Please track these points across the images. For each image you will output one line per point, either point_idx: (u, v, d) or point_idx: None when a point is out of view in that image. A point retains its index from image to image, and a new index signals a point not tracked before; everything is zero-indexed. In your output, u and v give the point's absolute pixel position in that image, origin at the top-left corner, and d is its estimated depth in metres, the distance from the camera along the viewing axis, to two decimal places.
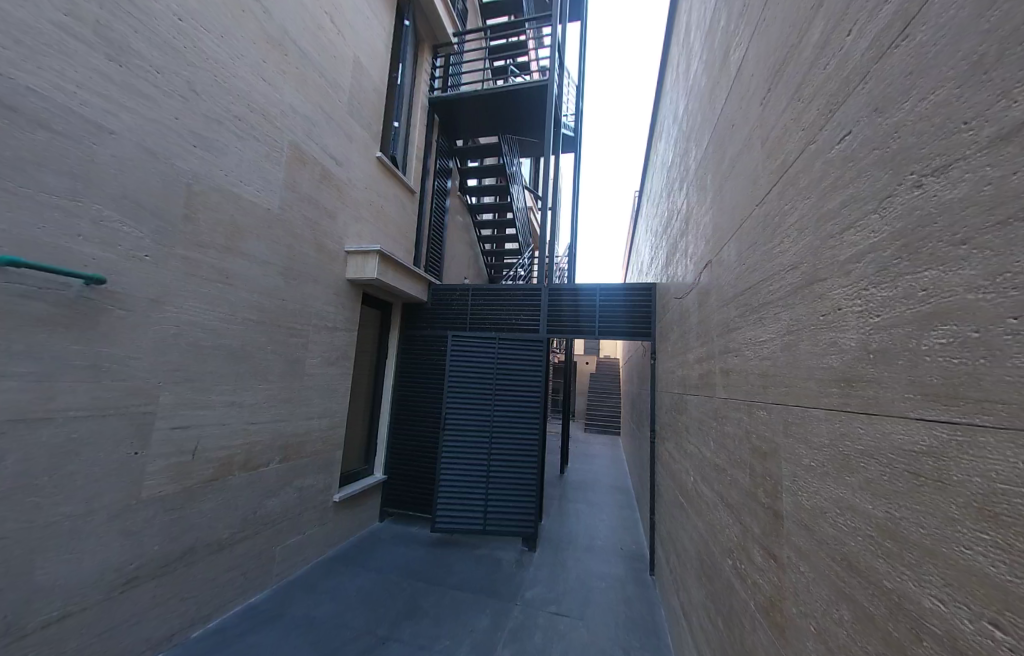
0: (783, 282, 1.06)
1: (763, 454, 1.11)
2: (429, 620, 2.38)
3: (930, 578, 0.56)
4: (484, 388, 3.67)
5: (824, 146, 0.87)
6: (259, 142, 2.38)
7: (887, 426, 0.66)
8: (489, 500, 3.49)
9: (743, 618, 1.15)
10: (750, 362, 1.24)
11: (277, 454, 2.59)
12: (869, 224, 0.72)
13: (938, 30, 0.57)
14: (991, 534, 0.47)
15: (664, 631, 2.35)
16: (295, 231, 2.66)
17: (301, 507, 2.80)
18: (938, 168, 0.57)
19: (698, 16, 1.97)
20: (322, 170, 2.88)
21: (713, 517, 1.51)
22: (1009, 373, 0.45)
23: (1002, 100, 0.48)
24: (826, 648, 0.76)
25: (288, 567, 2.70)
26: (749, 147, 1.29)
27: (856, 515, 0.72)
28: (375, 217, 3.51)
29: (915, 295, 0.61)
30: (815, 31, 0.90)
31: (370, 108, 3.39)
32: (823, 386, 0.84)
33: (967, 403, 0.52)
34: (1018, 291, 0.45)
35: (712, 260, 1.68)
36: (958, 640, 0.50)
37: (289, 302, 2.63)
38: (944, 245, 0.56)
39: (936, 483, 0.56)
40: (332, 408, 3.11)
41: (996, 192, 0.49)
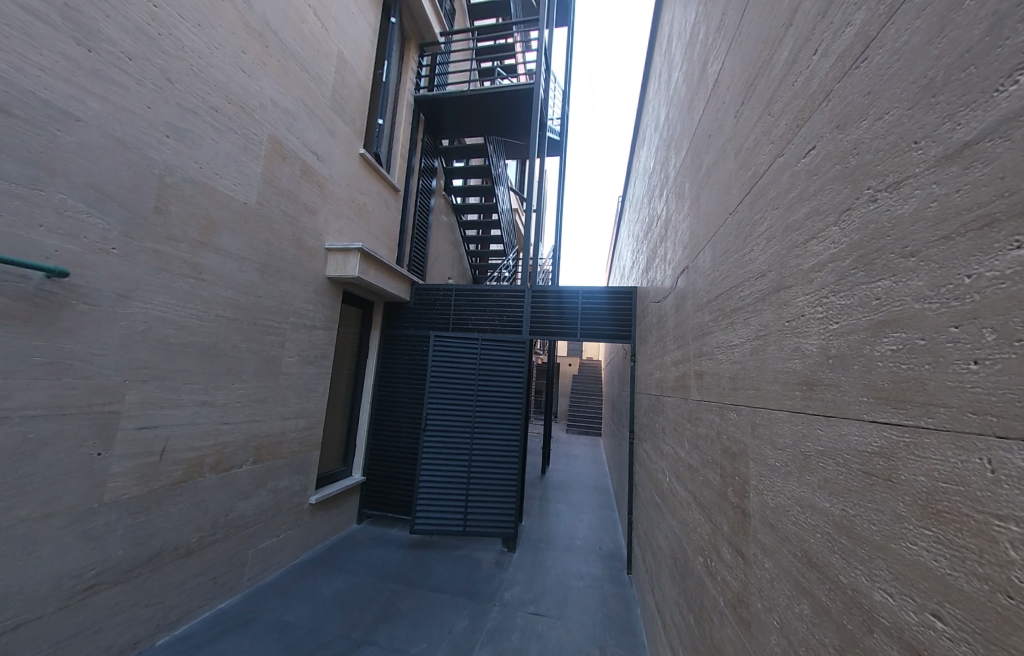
0: (752, 289, 1.09)
1: (732, 454, 1.15)
2: (406, 623, 2.35)
3: (880, 573, 0.59)
4: (466, 389, 3.65)
5: (792, 158, 0.90)
6: (237, 134, 2.31)
7: (842, 428, 0.69)
8: (470, 501, 3.47)
9: (712, 613, 1.18)
10: (722, 365, 1.28)
11: (251, 455, 2.52)
12: (830, 235, 0.76)
13: (893, 53, 0.61)
14: (935, 531, 0.51)
15: (639, 628, 2.39)
16: (274, 226, 2.60)
17: (275, 510, 2.73)
18: (891, 184, 0.61)
19: (680, 27, 2.02)
20: (303, 166, 2.82)
21: (686, 517, 1.55)
22: (953, 377, 0.49)
23: (947, 122, 0.52)
24: (787, 640, 0.79)
25: (261, 571, 2.62)
26: (723, 158, 1.33)
27: (815, 512, 0.75)
28: (357, 215, 3.46)
29: (868, 304, 0.65)
30: (785, 49, 0.94)
31: (354, 104, 3.34)
32: (786, 389, 0.88)
33: (912, 406, 0.55)
34: (960, 301, 0.48)
35: (688, 267, 1.72)
36: (903, 632, 0.54)
37: (265, 299, 2.56)
38: (896, 256, 0.60)
39: (884, 482, 0.60)
40: (310, 408, 3.04)
41: (940, 209, 0.52)
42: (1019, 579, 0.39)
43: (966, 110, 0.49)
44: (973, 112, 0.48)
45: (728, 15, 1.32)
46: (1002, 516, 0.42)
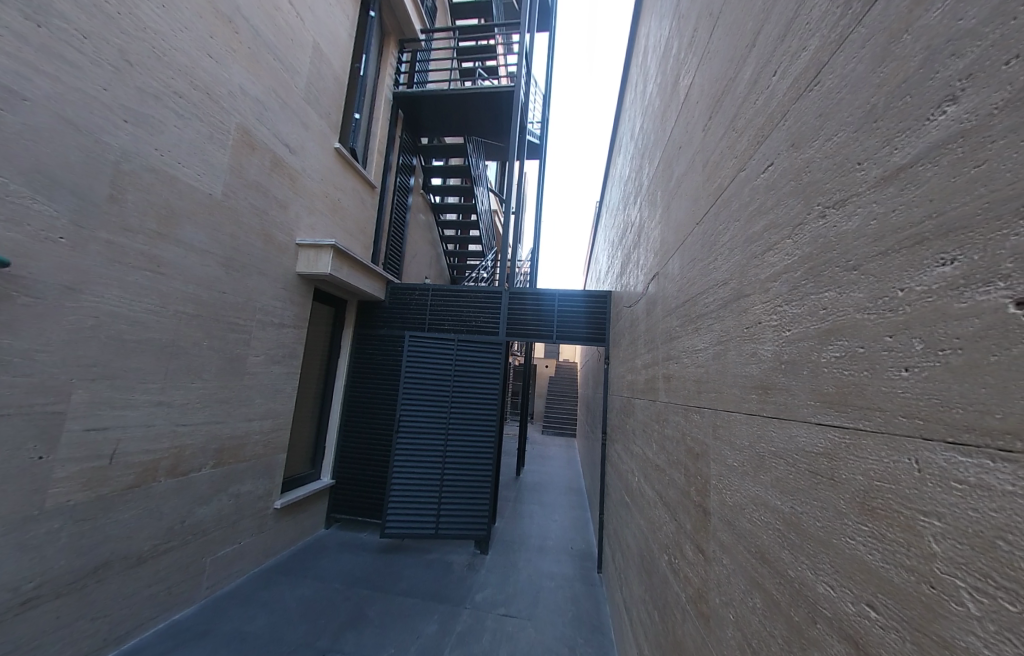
0: (715, 296, 1.14)
1: (695, 455, 1.19)
2: (374, 629, 2.30)
3: (823, 567, 0.63)
4: (441, 390, 3.62)
5: (752, 173, 0.95)
6: (203, 121, 2.20)
7: (793, 429, 0.73)
8: (443, 503, 3.44)
9: (675, 609, 1.22)
10: (687, 369, 1.33)
11: (211, 458, 2.40)
12: (784, 247, 0.80)
13: (842, 79, 0.65)
14: (870, 527, 0.55)
15: (608, 626, 2.44)
16: (241, 219, 2.49)
17: (237, 515, 2.61)
18: (837, 201, 0.65)
19: (655, 40, 2.08)
20: (274, 157, 2.71)
21: (652, 516, 1.59)
22: (886, 384, 0.54)
23: (885, 146, 0.56)
24: (741, 634, 0.83)
25: (220, 580, 2.50)
26: (692, 169, 1.38)
27: (767, 510, 0.79)
28: (331, 210, 3.36)
29: (816, 313, 0.69)
30: (748, 68, 0.99)
31: (330, 97, 3.25)
32: (744, 393, 0.92)
33: (852, 409, 0.60)
34: (894, 312, 0.53)
35: (659, 273, 1.77)
36: (841, 621, 0.57)
37: (230, 295, 2.45)
38: (840, 269, 0.64)
39: (826, 480, 0.64)
40: (276, 409, 2.92)
41: (879, 227, 0.57)
42: (941, 569, 0.44)
43: (902, 136, 0.53)
44: (907, 138, 0.52)
45: (698, 32, 1.37)
46: (928, 512, 0.47)
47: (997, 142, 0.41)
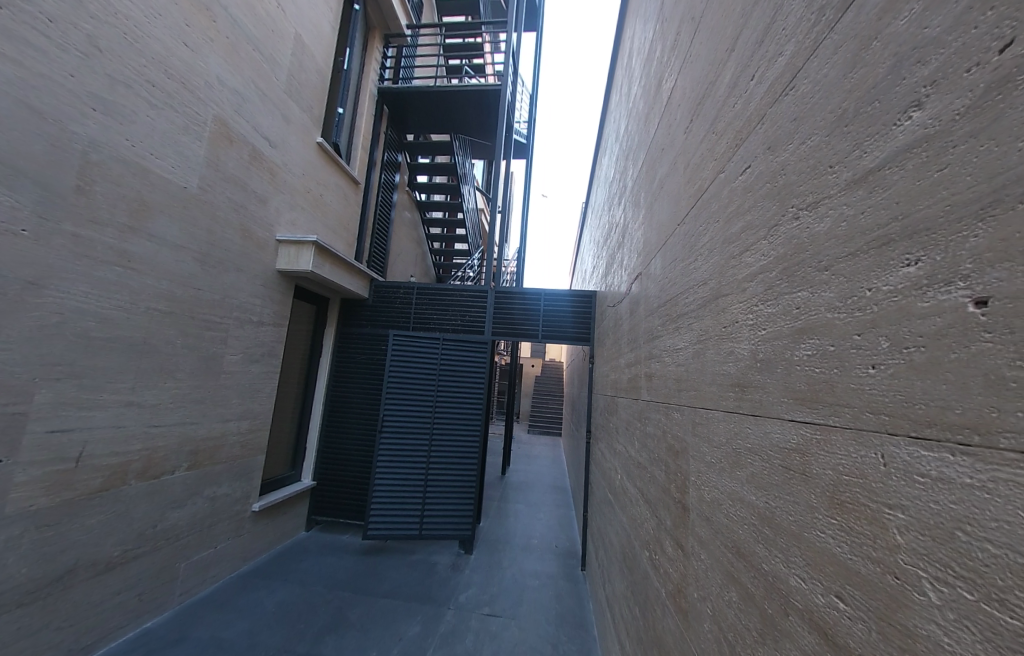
0: (695, 296, 1.16)
1: (675, 452, 1.20)
2: (356, 632, 2.26)
3: (795, 560, 0.64)
4: (427, 390, 3.58)
5: (731, 175, 0.96)
6: (177, 112, 2.13)
7: (767, 426, 0.75)
8: (427, 503, 3.41)
9: (655, 605, 1.23)
10: (668, 368, 1.35)
11: (185, 460, 2.32)
12: (760, 248, 0.82)
13: (815, 84, 0.67)
14: (839, 520, 0.56)
15: (591, 624, 2.46)
16: (218, 213, 2.41)
17: (213, 519, 2.53)
18: (810, 203, 0.67)
19: (640, 43, 2.10)
20: (252, 151, 2.64)
21: (634, 514, 1.61)
22: (854, 381, 0.55)
23: (856, 150, 0.58)
24: (718, 628, 0.84)
25: (195, 585, 2.42)
26: (674, 170, 1.40)
27: (743, 505, 0.81)
28: (313, 206, 3.29)
29: (790, 313, 0.71)
30: (727, 72, 1.00)
31: (312, 91, 3.18)
32: (721, 390, 0.94)
33: (822, 406, 0.61)
34: (862, 311, 0.55)
35: (642, 273, 1.79)
36: (812, 613, 0.59)
37: (206, 292, 2.37)
38: (812, 270, 0.66)
39: (798, 476, 0.66)
40: (255, 409, 2.85)
41: (849, 229, 0.58)
42: (904, 560, 0.46)
43: (872, 141, 0.55)
44: (876, 143, 0.54)
45: (681, 36, 1.39)
46: (892, 505, 0.49)
47: (959, 147, 0.43)
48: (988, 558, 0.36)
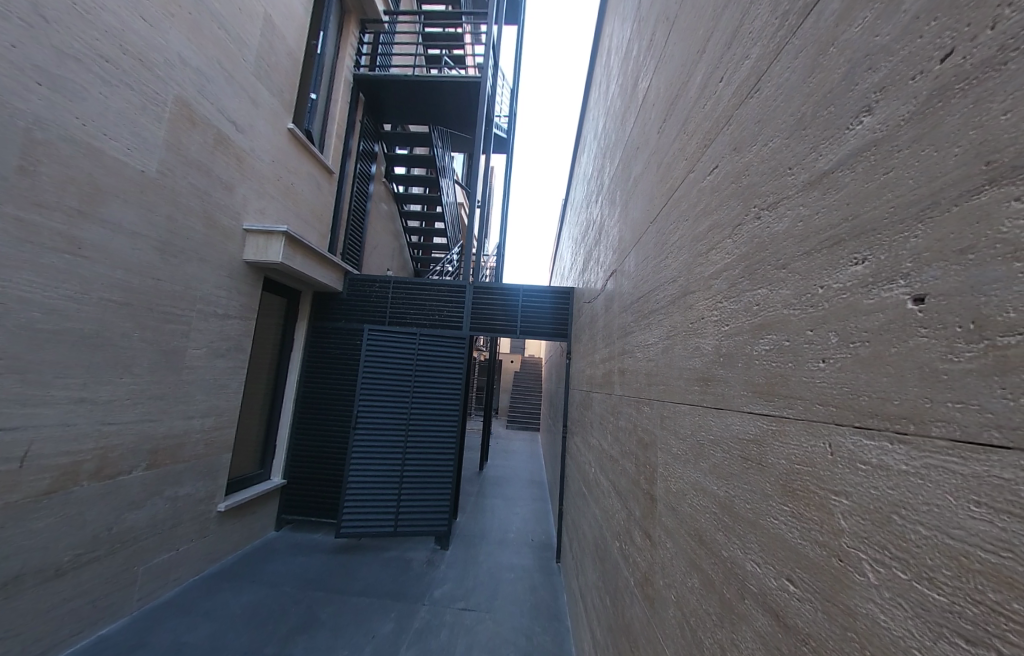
0: (666, 293, 1.18)
1: (645, 445, 1.23)
2: (326, 632, 2.22)
3: (751, 546, 0.67)
4: (403, 386, 3.53)
5: (700, 175, 0.99)
6: (133, 90, 2.00)
7: (729, 418, 0.78)
8: (402, 500, 3.38)
9: (625, 594, 1.26)
10: (639, 363, 1.37)
11: (143, 459, 2.21)
12: (725, 246, 0.84)
13: (778, 88, 0.69)
14: (791, 507, 0.59)
15: (564, 614, 2.51)
16: (179, 200, 2.29)
17: (175, 520, 2.43)
18: (771, 203, 0.69)
19: (618, 41, 2.11)
20: (217, 135, 2.51)
21: (606, 506, 1.64)
22: (806, 374, 0.58)
23: (813, 153, 0.60)
24: (681, 614, 0.87)
25: (155, 589, 2.32)
26: (647, 168, 1.42)
27: (705, 495, 0.83)
28: (283, 195, 3.17)
29: (750, 310, 0.73)
30: (698, 73, 1.02)
31: (283, 75, 3.06)
32: (688, 384, 0.97)
33: (778, 399, 0.64)
34: (814, 308, 0.57)
35: (617, 270, 1.82)
36: (766, 596, 0.62)
37: (167, 283, 2.25)
38: (772, 268, 0.68)
39: (755, 465, 0.68)
40: (220, 406, 2.74)
41: (805, 228, 0.61)
42: (847, 543, 0.49)
43: (826, 145, 0.57)
44: (831, 146, 0.56)
45: (656, 35, 1.40)
46: (837, 491, 0.51)
47: (903, 152, 0.45)
48: (922, 540, 0.39)
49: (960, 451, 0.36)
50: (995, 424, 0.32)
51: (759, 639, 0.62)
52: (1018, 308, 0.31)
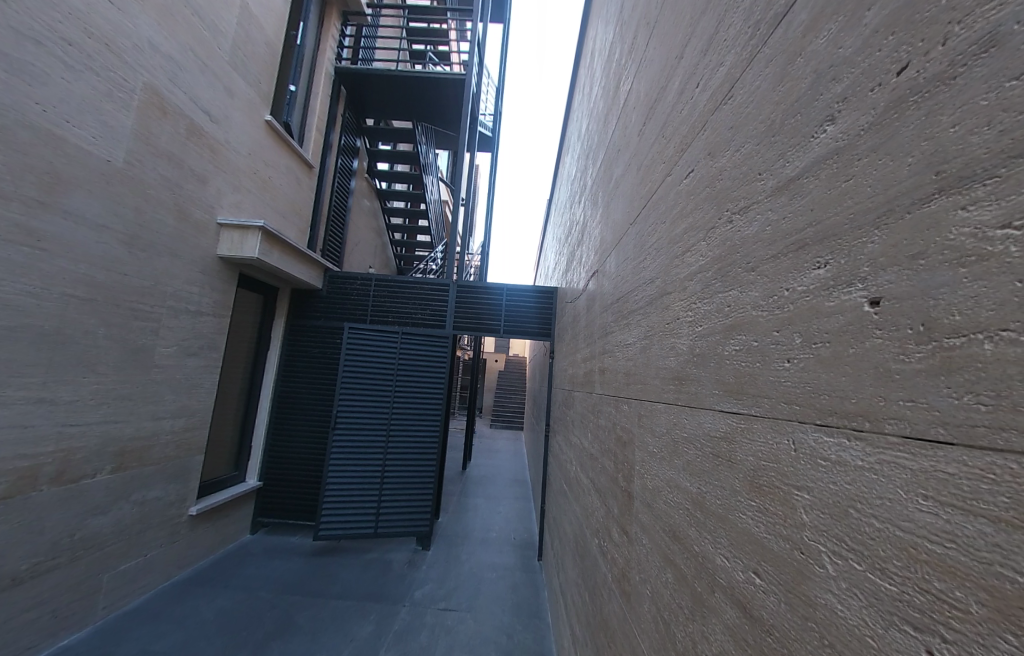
0: (644, 294, 1.20)
1: (623, 443, 1.25)
2: (303, 637, 2.18)
3: (721, 541, 0.69)
4: (385, 385, 3.48)
5: (677, 177, 1.01)
6: (99, 76, 1.91)
7: (701, 416, 0.80)
8: (383, 501, 3.34)
9: (603, 590, 1.28)
10: (618, 362, 1.40)
11: (109, 462, 2.11)
12: (700, 249, 0.86)
13: (750, 95, 0.71)
14: (758, 502, 0.61)
15: (545, 612, 2.53)
16: (149, 191, 2.20)
17: (144, 524, 2.33)
18: (742, 208, 0.71)
19: (601, 43, 2.13)
20: (190, 125, 2.42)
21: (586, 504, 1.66)
22: (772, 374, 0.60)
23: (780, 159, 0.62)
24: (655, 608, 0.89)
25: (121, 597, 2.23)
26: (628, 170, 1.44)
27: (679, 491, 0.85)
28: (260, 189, 3.07)
29: (722, 311, 0.75)
30: (677, 78, 1.04)
31: (261, 65, 2.97)
32: (664, 383, 0.98)
33: (746, 397, 0.66)
34: (780, 310, 0.59)
35: (598, 270, 1.84)
36: (734, 589, 0.64)
37: (135, 278, 2.16)
38: (742, 270, 0.70)
39: (725, 462, 0.70)
40: (191, 406, 2.64)
41: (773, 233, 0.63)
42: (808, 536, 0.51)
43: (793, 152, 0.59)
44: (797, 153, 0.58)
45: (637, 39, 1.42)
46: (800, 486, 0.53)
47: (862, 161, 0.47)
48: (878, 533, 0.41)
49: (910, 447, 0.38)
50: (941, 422, 0.35)
51: (728, 631, 0.63)
52: (965, 312, 0.34)
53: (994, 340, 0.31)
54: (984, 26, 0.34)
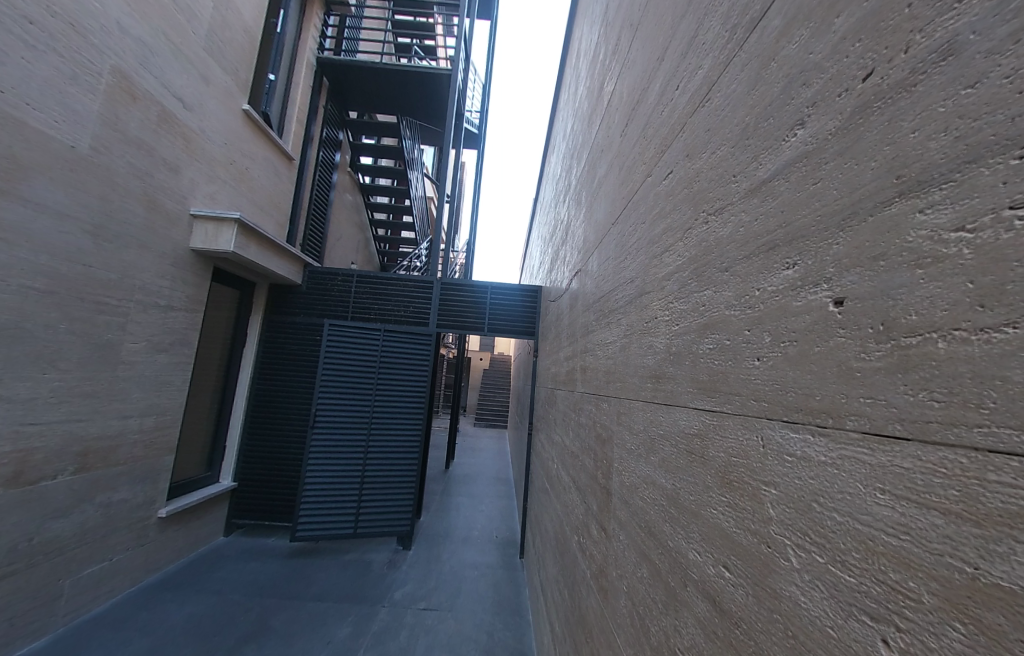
0: (624, 293, 1.21)
1: (603, 440, 1.26)
2: (278, 640, 2.13)
3: (693, 537, 0.70)
4: (366, 384, 3.43)
5: (657, 179, 1.02)
6: (61, 57, 1.82)
7: (676, 414, 0.81)
8: (363, 501, 3.30)
9: (582, 586, 1.29)
10: (599, 361, 1.41)
11: (72, 463, 2.02)
12: (677, 249, 0.87)
13: (726, 98, 0.72)
14: (729, 498, 0.62)
15: (525, 610, 2.54)
16: (117, 180, 2.11)
17: (110, 527, 2.24)
18: (717, 209, 0.72)
19: (586, 44, 2.13)
20: (161, 112, 2.33)
21: (567, 501, 1.67)
22: (743, 372, 0.61)
23: (754, 162, 0.63)
24: (631, 603, 0.90)
25: (84, 603, 2.13)
26: (611, 171, 1.45)
27: (654, 487, 0.87)
28: (236, 180, 2.98)
29: (697, 310, 0.77)
30: (658, 80, 1.05)
31: (238, 52, 2.87)
32: (642, 381, 1.00)
33: (719, 395, 0.67)
34: (751, 309, 0.61)
35: (581, 270, 1.85)
36: (705, 583, 0.65)
37: (101, 271, 2.07)
38: (716, 271, 0.72)
39: (699, 458, 0.71)
40: (161, 404, 2.55)
41: (747, 234, 0.64)
42: (774, 530, 0.52)
43: (765, 154, 0.61)
44: (769, 155, 0.60)
45: (621, 40, 1.43)
46: (768, 482, 0.54)
47: (830, 164, 0.48)
48: (839, 526, 0.42)
49: (869, 442, 0.40)
50: (898, 418, 0.36)
51: (699, 624, 0.65)
52: (920, 312, 0.35)
53: (947, 339, 0.32)
54: (943, 35, 0.35)
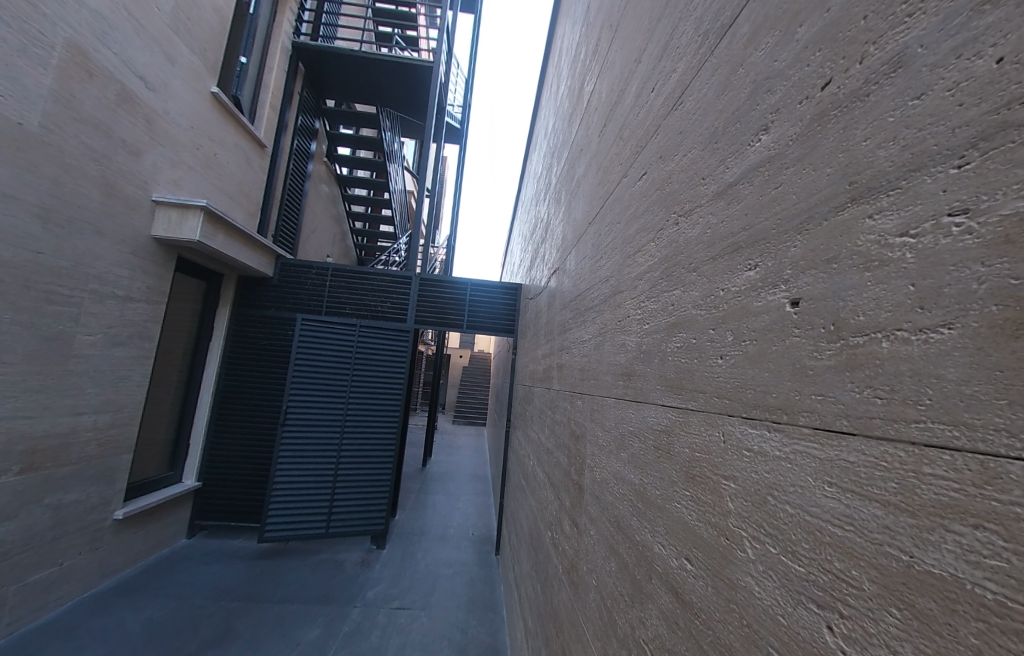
0: (599, 292, 1.22)
1: (576, 438, 1.27)
2: (242, 644, 2.07)
3: (659, 530, 0.71)
4: (341, 380, 3.36)
5: (632, 179, 1.03)
6: (6, 26, 1.69)
7: (646, 411, 0.82)
8: (336, 499, 3.23)
9: (553, 581, 1.30)
10: (575, 358, 1.42)
11: (17, 462, 1.90)
12: (650, 249, 0.88)
13: (697, 100, 0.74)
14: (692, 492, 0.63)
15: (499, 607, 2.54)
16: (71, 162, 1.98)
17: (62, 530, 2.13)
18: (687, 211, 0.74)
19: (568, 43, 2.13)
20: (121, 91, 2.21)
21: (541, 497, 1.68)
22: (707, 370, 0.62)
23: (721, 165, 0.65)
24: (599, 595, 0.92)
25: (29, 611, 2.01)
26: (589, 169, 1.45)
27: (624, 482, 0.88)
28: (203, 166, 2.84)
29: (667, 309, 0.78)
30: (635, 82, 1.06)
31: (207, 32, 2.74)
32: (614, 379, 1.01)
33: (685, 392, 0.68)
34: (716, 309, 0.62)
35: (559, 268, 1.86)
36: (668, 575, 0.66)
37: (52, 260, 1.94)
38: (685, 271, 0.73)
39: (665, 454, 0.73)
40: (118, 400, 2.42)
41: (713, 236, 0.65)
42: (733, 523, 0.53)
43: (732, 158, 0.62)
44: (735, 160, 0.62)
45: (601, 40, 1.44)
46: (727, 476, 0.56)
47: (790, 169, 0.50)
48: (790, 517, 0.44)
49: (820, 438, 0.41)
50: (845, 414, 0.38)
51: (662, 616, 0.66)
52: (868, 313, 0.37)
53: (890, 338, 0.34)
54: (893, 48, 0.37)
